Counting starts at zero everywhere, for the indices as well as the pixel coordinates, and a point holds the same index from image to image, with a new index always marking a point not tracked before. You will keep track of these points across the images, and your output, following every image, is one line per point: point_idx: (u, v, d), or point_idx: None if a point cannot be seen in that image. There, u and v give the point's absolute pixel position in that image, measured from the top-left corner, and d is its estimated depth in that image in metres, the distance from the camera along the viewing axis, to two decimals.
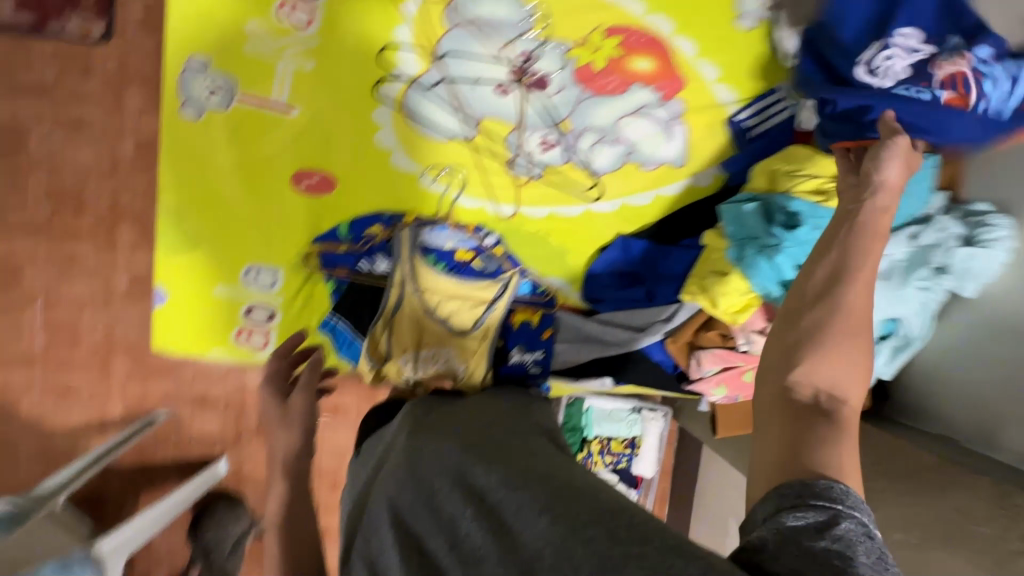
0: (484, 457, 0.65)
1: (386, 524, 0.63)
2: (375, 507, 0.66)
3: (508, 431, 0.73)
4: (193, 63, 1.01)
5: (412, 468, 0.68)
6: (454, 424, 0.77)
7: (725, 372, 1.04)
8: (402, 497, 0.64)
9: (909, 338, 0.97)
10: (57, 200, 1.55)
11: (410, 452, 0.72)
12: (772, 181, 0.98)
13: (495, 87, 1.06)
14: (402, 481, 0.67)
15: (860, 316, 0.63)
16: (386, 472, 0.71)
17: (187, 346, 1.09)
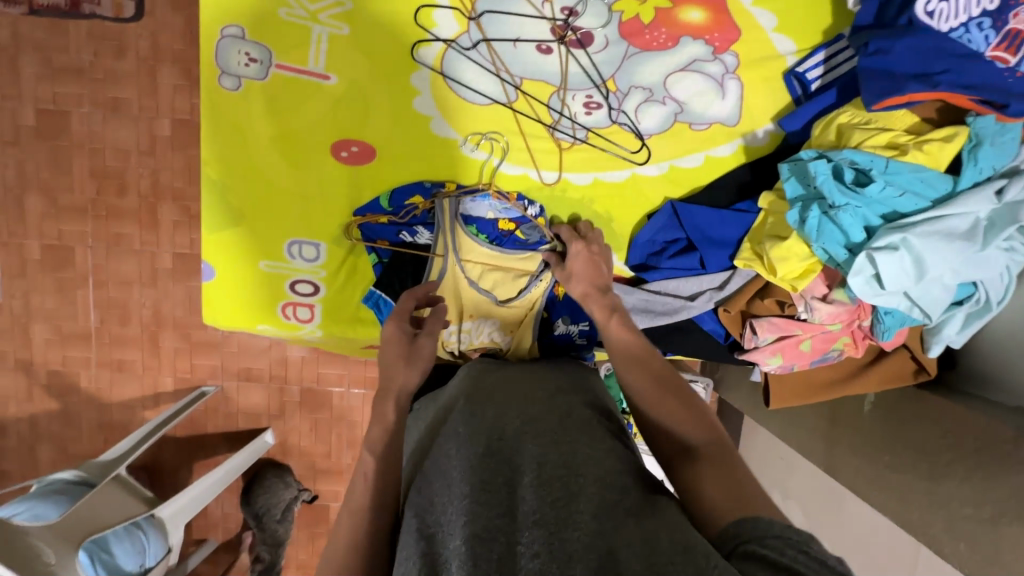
0: (546, 438, 0.65)
1: (446, 480, 0.66)
2: (437, 460, 0.70)
3: (569, 405, 0.72)
4: (229, 32, 0.99)
5: (475, 428, 0.69)
6: (512, 394, 0.76)
7: (781, 342, 1.00)
8: (463, 454, 0.66)
9: (987, 303, 0.90)
10: (101, 180, 1.59)
11: (474, 411, 0.73)
12: (838, 136, 0.93)
13: (537, 46, 1.01)
14: (466, 439, 0.68)
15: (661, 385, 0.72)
16: (448, 425, 0.74)
17: (235, 320, 1.11)
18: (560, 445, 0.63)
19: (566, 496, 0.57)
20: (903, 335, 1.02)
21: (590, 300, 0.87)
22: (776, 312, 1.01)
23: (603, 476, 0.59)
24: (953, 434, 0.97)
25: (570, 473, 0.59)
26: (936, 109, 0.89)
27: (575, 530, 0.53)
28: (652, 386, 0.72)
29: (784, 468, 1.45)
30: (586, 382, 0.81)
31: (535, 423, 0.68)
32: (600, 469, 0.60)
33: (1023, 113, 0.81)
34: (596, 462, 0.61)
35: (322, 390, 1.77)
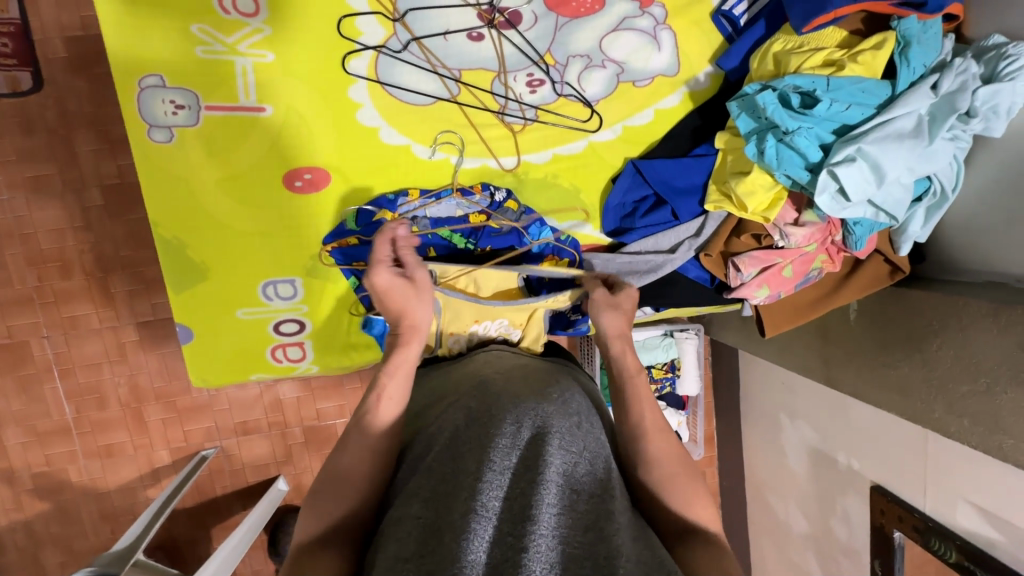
0: (558, 436, 0.68)
1: (448, 454, 0.67)
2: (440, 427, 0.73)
3: (578, 409, 0.76)
4: (148, 82, 0.94)
5: (489, 413, 0.71)
6: (517, 385, 0.79)
7: (765, 272, 1.03)
8: (472, 434, 0.68)
9: (944, 193, 0.95)
10: (41, 266, 1.50)
11: (485, 398, 0.76)
12: (776, 65, 0.95)
13: (467, 35, 0.99)
14: (478, 424, 0.70)
15: (674, 464, 0.73)
16: (458, 400, 0.77)
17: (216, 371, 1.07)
18: (570, 450, 0.67)
19: (567, 503, 0.62)
20: (873, 241, 1.06)
21: (621, 344, 0.85)
22: (754, 246, 1.03)
23: (600, 492, 0.65)
24: (937, 320, 1.02)
25: (572, 484, 0.64)
26: (862, 21, 0.92)
27: (568, 540, 0.58)
28: (670, 463, 0.73)
29: (788, 392, 1.52)
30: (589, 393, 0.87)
31: (548, 420, 0.70)
32: (599, 485, 0.65)
33: (937, 10, 0.87)
34: (598, 480, 0.66)
35: (325, 425, 1.74)
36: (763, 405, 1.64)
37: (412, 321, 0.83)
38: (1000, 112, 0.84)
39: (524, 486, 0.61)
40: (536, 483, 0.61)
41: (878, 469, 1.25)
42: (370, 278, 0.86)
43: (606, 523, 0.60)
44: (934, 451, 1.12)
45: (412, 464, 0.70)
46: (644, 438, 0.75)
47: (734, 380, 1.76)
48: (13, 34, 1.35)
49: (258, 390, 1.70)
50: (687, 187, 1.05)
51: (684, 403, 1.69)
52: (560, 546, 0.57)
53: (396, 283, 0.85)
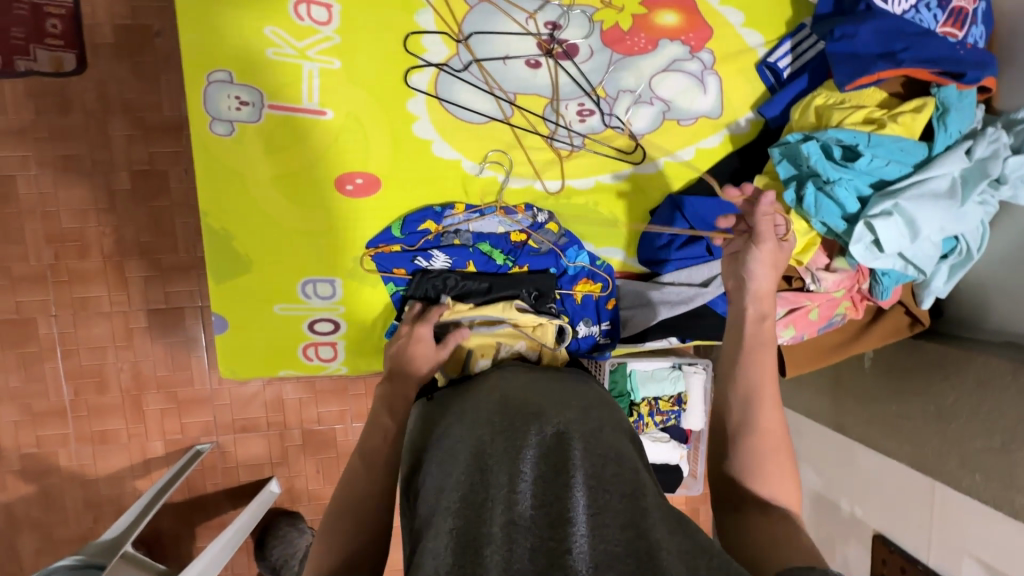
0: (585, 444, 0.63)
1: (471, 466, 0.62)
2: (462, 440, 0.68)
3: (604, 420, 0.70)
4: (216, 77, 0.97)
5: (512, 424, 0.67)
6: (539, 396, 0.75)
7: (792, 314, 1.05)
8: (496, 444, 0.64)
9: (968, 253, 0.99)
10: (60, 245, 1.50)
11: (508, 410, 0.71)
12: (818, 118, 1.00)
13: (526, 61, 1.04)
14: (501, 435, 0.65)
15: (773, 432, 0.68)
16: (479, 411, 0.73)
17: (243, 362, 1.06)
18: (598, 453, 0.61)
19: (599, 501, 0.55)
20: (897, 293, 1.10)
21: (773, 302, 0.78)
22: (784, 287, 1.06)
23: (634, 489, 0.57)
24: (954, 374, 1.06)
25: (603, 483, 0.57)
26: (901, 85, 0.98)
27: (606, 541, 0.52)
28: (772, 434, 0.68)
29: (795, 433, 1.51)
30: (609, 408, 0.78)
31: (570, 426, 0.65)
32: (633, 480, 0.58)
33: (976, 81, 0.91)
34: (631, 476, 0.59)
35: (325, 429, 1.73)
36: None
37: (416, 370, 0.81)
38: None
39: (557, 491, 0.56)
40: (568, 487, 0.56)
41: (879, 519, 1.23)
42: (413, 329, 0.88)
43: (645, 520, 0.53)
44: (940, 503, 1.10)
45: (436, 478, 0.64)
46: (756, 404, 0.69)
47: None
48: (65, 17, 1.39)
49: (260, 387, 1.69)
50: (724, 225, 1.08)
51: (687, 438, 1.69)
52: (598, 548, 0.51)
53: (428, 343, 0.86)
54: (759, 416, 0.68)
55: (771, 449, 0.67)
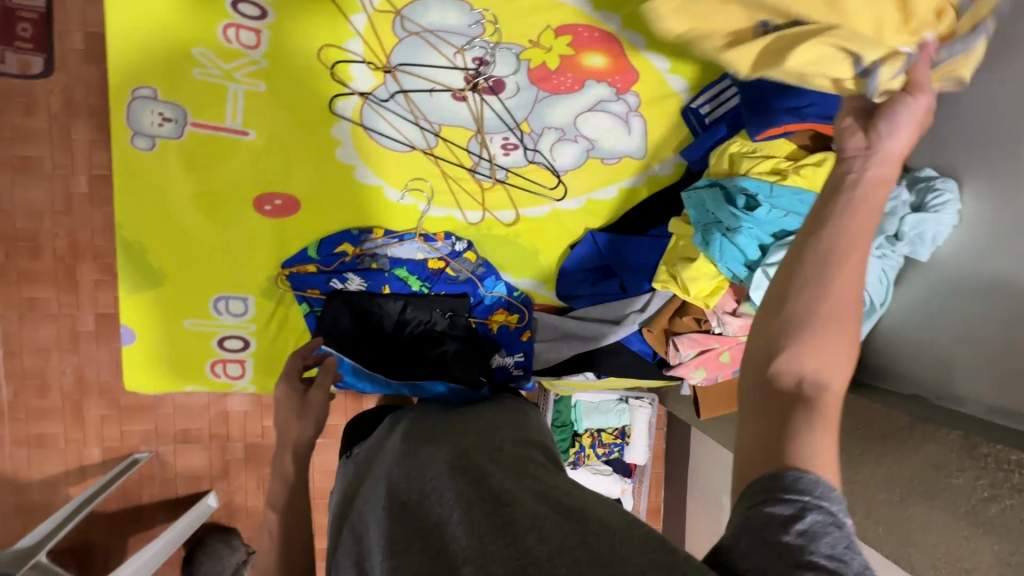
0: (470, 476, 0.68)
1: (370, 527, 0.66)
2: (369, 496, 0.73)
3: (498, 451, 0.75)
4: (141, 93, 0.99)
5: (407, 475, 0.72)
6: (446, 433, 0.82)
7: (702, 355, 1.06)
8: (390, 498, 0.68)
9: (872, 306, 1.00)
10: (11, 245, 1.50)
11: (414, 450, 0.78)
12: (730, 164, 1.02)
13: (452, 94, 1.06)
14: (394, 487, 0.70)
15: (844, 304, 0.56)
16: (386, 457, 0.79)
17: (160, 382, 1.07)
18: (483, 483, 0.66)
19: (498, 523, 0.58)
20: None
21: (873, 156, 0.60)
22: (694, 328, 1.07)
23: (529, 504, 0.61)
24: (862, 424, 1.06)
25: (497, 505, 0.61)
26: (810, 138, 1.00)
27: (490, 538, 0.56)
28: (838, 307, 0.55)
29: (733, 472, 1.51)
30: (512, 433, 0.82)
31: (465, 465, 0.71)
32: (524, 495, 0.62)
33: None
34: (525, 493, 0.63)
35: (268, 444, 1.70)
36: (708, 483, 1.64)
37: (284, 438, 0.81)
38: (925, 240, 0.92)
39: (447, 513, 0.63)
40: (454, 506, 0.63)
41: None
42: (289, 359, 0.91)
43: (542, 524, 0.56)
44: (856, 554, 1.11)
45: (349, 536, 0.69)
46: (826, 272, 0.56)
47: (684, 454, 1.77)
48: (35, 22, 1.39)
49: (206, 399, 1.67)
50: (637, 262, 1.09)
51: (631, 472, 1.68)
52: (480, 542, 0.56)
53: (288, 397, 0.86)
54: (831, 284, 0.55)
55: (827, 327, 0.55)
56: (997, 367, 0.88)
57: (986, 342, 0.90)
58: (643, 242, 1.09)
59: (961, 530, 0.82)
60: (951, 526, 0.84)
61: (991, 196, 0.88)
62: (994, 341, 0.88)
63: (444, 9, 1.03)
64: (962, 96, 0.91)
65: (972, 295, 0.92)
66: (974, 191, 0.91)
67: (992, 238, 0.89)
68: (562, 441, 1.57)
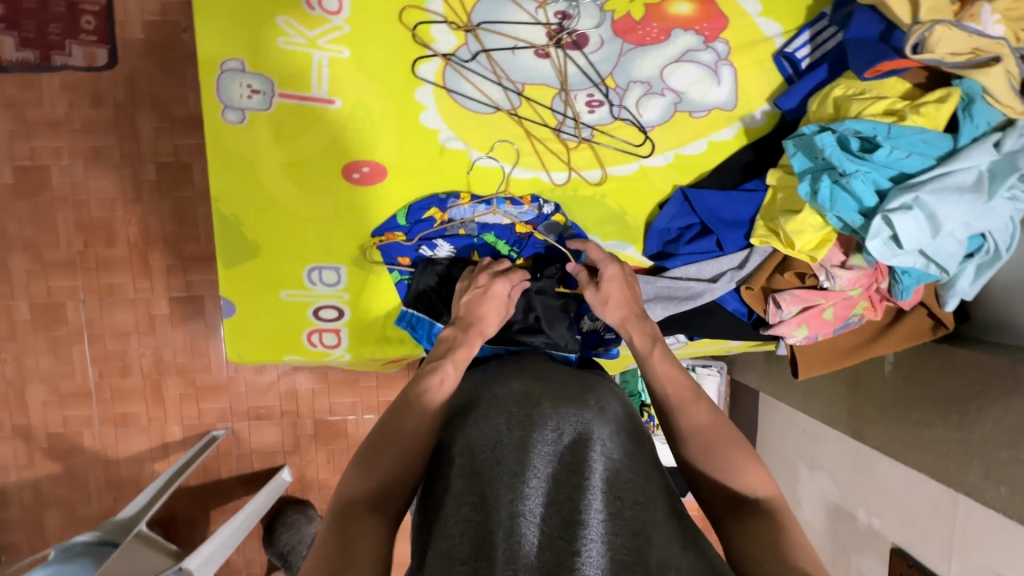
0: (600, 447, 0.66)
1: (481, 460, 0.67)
2: (481, 420, 0.72)
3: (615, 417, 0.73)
4: (228, 66, 0.99)
5: (524, 420, 0.70)
6: (560, 380, 0.80)
7: (805, 312, 1.02)
8: (514, 438, 0.68)
9: (996, 252, 0.94)
10: (88, 233, 1.55)
11: (533, 389, 0.76)
12: (836, 109, 0.96)
13: (534, 51, 1.04)
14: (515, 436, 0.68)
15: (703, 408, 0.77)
16: (499, 386, 0.78)
17: (240, 342, 1.08)
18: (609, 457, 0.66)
19: (614, 511, 0.61)
20: (917, 293, 1.05)
21: (630, 328, 0.91)
22: (796, 285, 1.02)
23: (645, 501, 0.63)
24: (976, 381, 1.01)
25: (617, 490, 0.63)
26: (925, 75, 0.94)
27: (613, 548, 0.58)
28: (702, 432, 0.75)
29: (815, 440, 1.45)
30: (620, 401, 0.79)
31: (592, 423, 0.69)
32: (642, 493, 0.64)
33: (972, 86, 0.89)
34: (642, 487, 0.64)
35: (336, 420, 1.74)
36: (781, 450, 1.60)
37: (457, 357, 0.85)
38: None
39: (571, 493, 0.62)
40: (583, 489, 0.62)
41: (897, 530, 1.20)
42: (491, 282, 0.94)
43: (653, 531, 0.60)
44: (963, 520, 1.07)
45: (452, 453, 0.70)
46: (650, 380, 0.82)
47: (753, 423, 1.74)
48: (98, 14, 1.44)
49: (275, 377, 1.70)
50: (734, 217, 1.05)
51: None
52: (605, 555, 0.58)
53: (501, 299, 0.93)
54: (681, 423, 0.77)
55: (708, 446, 0.74)
56: None
57: None
58: (742, 197, 1.04)
59: None
60: None
61: None
62: None
63: None
64: None
65: None
66: None
67: None
68: None
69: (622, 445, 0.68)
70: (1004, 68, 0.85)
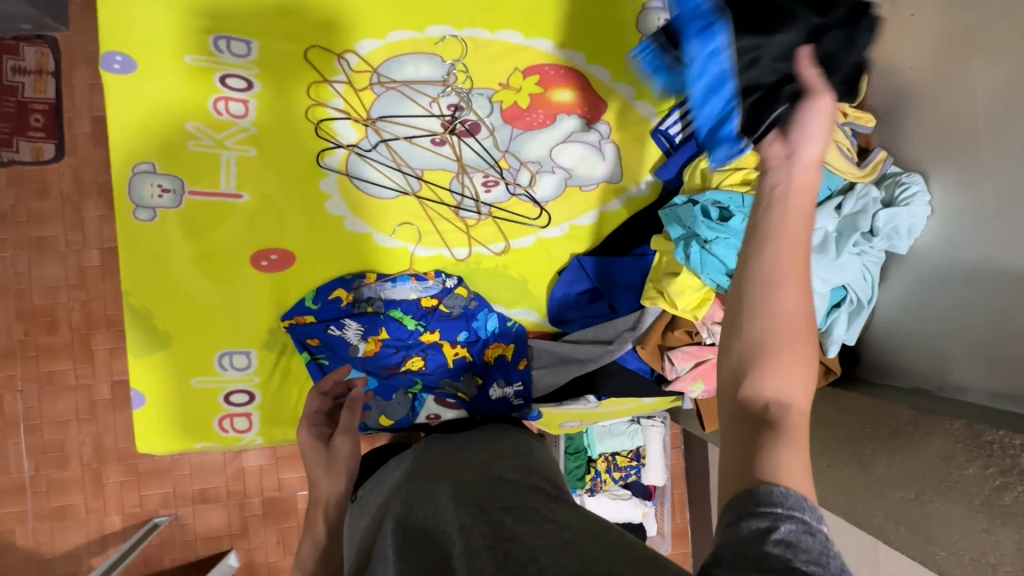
0: (480, 509, 0.70)
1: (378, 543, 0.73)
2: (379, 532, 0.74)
3: (501, 482, 0.78)
4: (140, 168, 1.06)
5: (411, 504, 0.76)
6: (449, 470, 0.84)
7: (699, 367, 1.07)
8: (404, 528, 0.70)
9: (860, 302, 1.02)
10: (29, 322, 1.56)
11: (427, 483, 0.81)
12: (703, 179, 1.06)
13: (431, 140, 1.13)
14: (401, 519, 0.72)
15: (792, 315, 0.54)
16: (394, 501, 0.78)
17: (147, 429, 1.08)
18: (485, 515, 0.68)
19: (500, 556, 0.61)
20: None
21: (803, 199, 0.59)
22: (687, 341, 1.08)
23: (530, 536, 0.63)
24: (869, 423, 1.04)
25: (498, 536, 0.64)
26: None
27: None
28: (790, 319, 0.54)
29: None
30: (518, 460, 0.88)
31: (468, 496, 0.74)
32: (527, 529, 0.65)
33: None
34: (524, 526, 0.66)
35: (286, 497, 1.69)
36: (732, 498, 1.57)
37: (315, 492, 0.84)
38: (901, 232, 0.94)
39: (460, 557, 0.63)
40: (463, 551, 0.63)
41: None
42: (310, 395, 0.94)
43: (539, 558, 0.59)
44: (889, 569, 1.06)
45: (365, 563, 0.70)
46: None
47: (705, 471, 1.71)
48: (47, 112, 1.52)
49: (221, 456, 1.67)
50: (625, 279, 1.12)
51: (651, 496, 1.60)
52: None
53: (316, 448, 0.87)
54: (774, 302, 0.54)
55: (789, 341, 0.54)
56: (994, 350, 0.89)
57: (977, 331, 0.91)
58: (631, 261, 1.12)
59: (980, 523, 0.80)
60: (970, 518, 0.81)
61: (958, 182, 0.92)
62: (987, 327, 0.89)
63: (418, 64, 1.12)
64: (919, 91, 0.97)
65: (959, 277, 0.93)
66: (941, 182, 0.95)
67: (966, 225, 0.91)
68: (575, 468, 1.51)
69: (504, 501, 0.72)
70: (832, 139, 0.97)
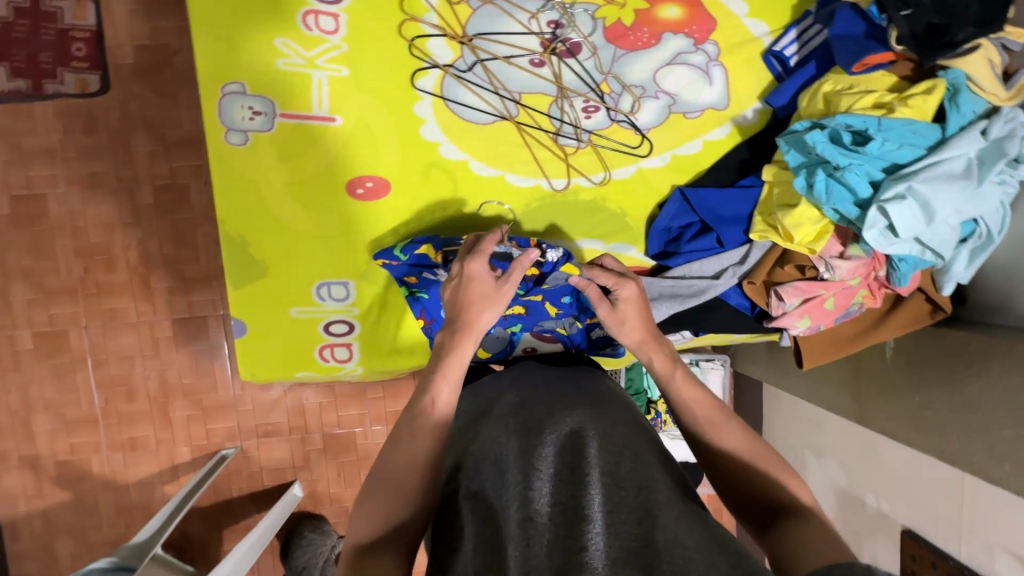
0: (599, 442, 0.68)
1: (481, 450, 0.72)
2: (481, 441, 0.73)
3: (615, 418, 0.74)
4: (230, 89, 1.00)
5: (526, 423, 0.72)
6: (551, 390, 0.80)
7: (807, 303, 1.04)
8: (514, 445, 0.69)
9: (989, 236, 0.96)
10: (88, 258, 1.54)
11: (531, 400, 0.78)
12: (826, 104, 0.99)
13: (530, 60, 1.05)
14: (509, 434, 0.71)
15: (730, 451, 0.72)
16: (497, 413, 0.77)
17: (247, 353, 1.09)
18: (608, 449, 0.66)
19: (617, 500, 0.60)
20: (914, 279, 1.07)
21: (647, 350, 0.82)
22: (796, 277, 1.06)
23: (645, 485, 0.62)
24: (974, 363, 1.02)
25: (619, 480, 0.62)
26: (911, 68, 0.97)
27: (624, 537, 0.56)
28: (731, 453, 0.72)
29: (819, 428, 1.45)
30: (624, 405, 0.81)
31: (585, 424, 0.70)
32: (646, 479, 0.63)
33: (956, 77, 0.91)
34: (643, 474, 0.64)
35: (344, 433, 1.73)
36: (787, 440, 1.58)
37: (472, 319, 0.79)
38: None
39: (573, 490, 0.61)
40: (584, 485, 0.61)
41: (905, 511, 1.21)
42: (464, 265, 0.83)
43: (661, 515, 0.58)
44: (971, 500, 1.07)
45: (470, 470, 0.70)
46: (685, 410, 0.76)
47: (757, 414, 1.72)
48: (89, 40, 1.44)
49: (280, 393, 1.69)
50: (732, 212, 1.08)
51: None
52: (615, 543, 0.56)
53: (483, 277, 0.82)
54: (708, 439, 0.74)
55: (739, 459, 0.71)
56: None
57: None
58: (740, 193, 1.07)
59: None
60: None
61: None
62: None
63: None
64: None
65: None
66: None
67: None
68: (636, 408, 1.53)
69: (622, 439, 0.69)
70: (984, 56, 0.90)
